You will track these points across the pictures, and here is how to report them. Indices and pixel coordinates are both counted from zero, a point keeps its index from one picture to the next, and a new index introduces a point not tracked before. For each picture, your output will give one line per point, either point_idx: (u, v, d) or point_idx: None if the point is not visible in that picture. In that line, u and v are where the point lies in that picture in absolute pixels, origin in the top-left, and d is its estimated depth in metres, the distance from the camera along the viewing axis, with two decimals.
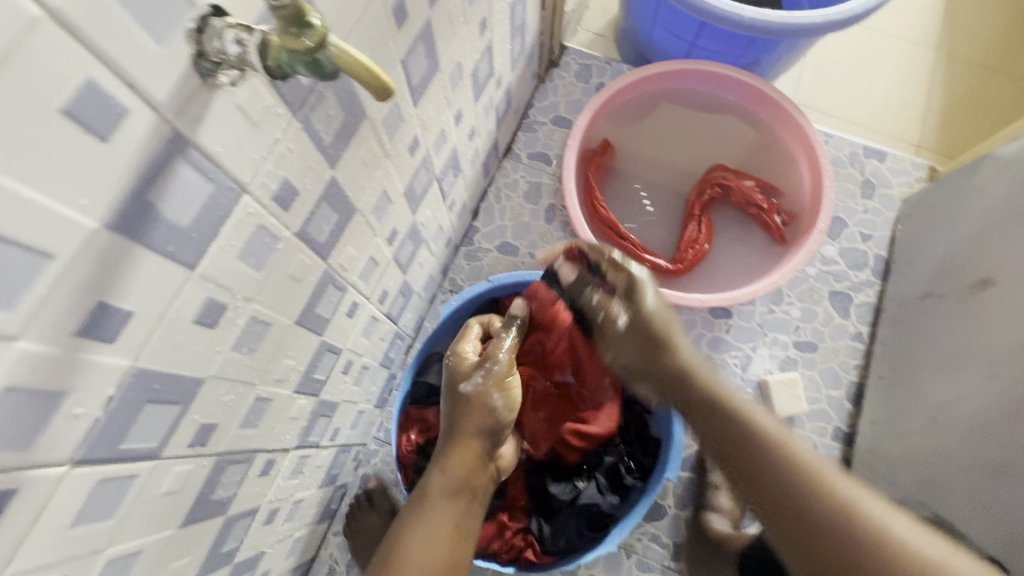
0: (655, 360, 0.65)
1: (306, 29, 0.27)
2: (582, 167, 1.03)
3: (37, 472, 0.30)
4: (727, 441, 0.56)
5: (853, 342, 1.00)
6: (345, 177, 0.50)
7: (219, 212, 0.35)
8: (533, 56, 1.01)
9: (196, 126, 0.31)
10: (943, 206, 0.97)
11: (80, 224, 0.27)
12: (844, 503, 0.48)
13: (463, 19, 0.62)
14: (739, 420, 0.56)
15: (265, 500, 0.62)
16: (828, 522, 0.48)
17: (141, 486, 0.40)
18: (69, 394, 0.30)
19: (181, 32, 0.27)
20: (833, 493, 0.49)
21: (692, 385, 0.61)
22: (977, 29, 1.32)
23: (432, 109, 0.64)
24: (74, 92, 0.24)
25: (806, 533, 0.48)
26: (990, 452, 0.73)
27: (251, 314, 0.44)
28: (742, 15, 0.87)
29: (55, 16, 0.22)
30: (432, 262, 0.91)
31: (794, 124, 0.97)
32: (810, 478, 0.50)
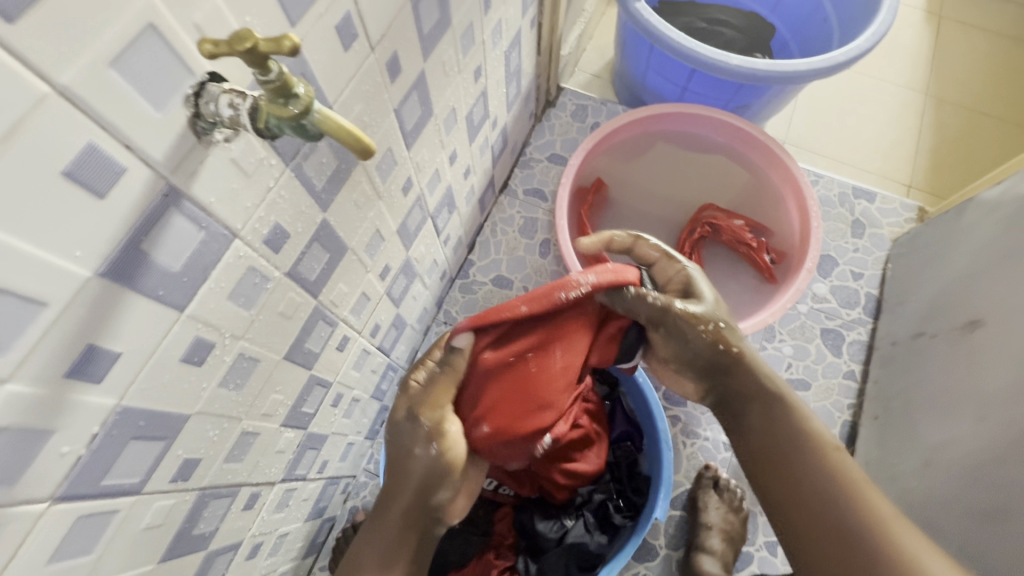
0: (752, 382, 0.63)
1: (292, 98, 0.30)
2: (575, 204, 1.06)
3: (18, 508, 0.31)
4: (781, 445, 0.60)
5: (846, 380, 1.00)
6: (336, 219, 0.52)
7: (211, 256, 0.37)
8: (529, 97, 1.04)
9: (190, 179, 0.33)
10: (931, 247, 0.99)
11: (74, 273, 0.28)
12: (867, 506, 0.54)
13: (457, 69, 0.65)
14: (774, 395, 0.63)
15: (248, 534, 0.62)
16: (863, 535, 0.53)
17: (122, 521, 0.40)
18: (55, 433, 0.31)
19: (179, 97, 0.30)
20: (874, 509, 0.54)
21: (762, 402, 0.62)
22: (962, 74, 1.37)
23: (426, 151, 0.67)
24: (74, 156, 0.26)
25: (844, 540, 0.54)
26: (982, 498, 0.72)
27: (239, 351, 0.45)
28: (730, 63, 0.90)
29: (62, 91, 0.24)
30: (426, 295, 0.93)
31: (782, 166, 1.00)
32: (860, 499, 0.55)
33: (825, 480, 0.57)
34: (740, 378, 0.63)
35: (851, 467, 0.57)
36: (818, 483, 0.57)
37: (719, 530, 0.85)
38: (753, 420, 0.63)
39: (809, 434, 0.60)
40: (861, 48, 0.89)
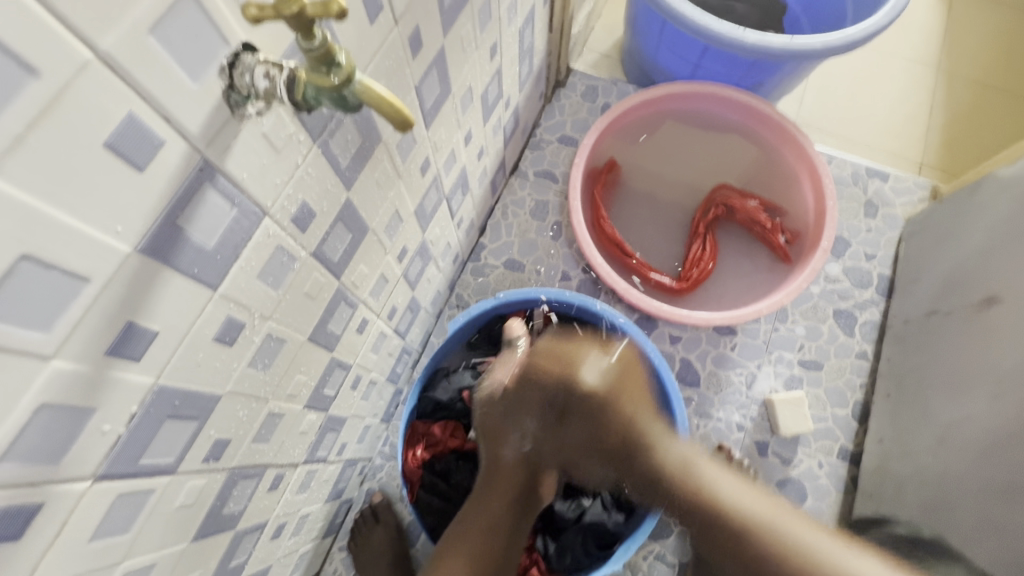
0: (681, 505, 0.62)
1: (334, 67, 0.29)
2: (588, 186, 1.05)
3: (62, 486, 0.31)
4: (714, 544, 0.59)
5: (858, 360, 1.00)
6: (359, 198, 0.51)
7: (243, 234, 0.37)
8: (540, 77, 1.03)
9: (224, 154, 0.32)
10: (945, 225, 0.98)
11: (114, 249, 0.28)
12: (784, 544, 0.55)
13: (474, 45, 0.64)
14: (708, 507, 0.60)
15: (273, 515, 0.63)
16: (767, 559, 0.55)
17: (157, 500, 0.40)
18: (96, 411, 0.31)
19: (215, 67, 0.29)
20: (783, 539, 0.55)
21: (693, 519, 0.61)
22: (975, 51, 1.34)
23: (443, 130, 0.66)
24: (115, 128, 0.25)
25: None
26: (997, 474, 0.73)
27: (267, 331, 0.45)
28: (746, 39, 0.89)
29: (103, 58, 0.23)
30: (439, 278, 0.93)
31: (797, 145, 0.99)
32: (789, 559, 0.54)
33: (723, 523, 0.58)
34: (675, 502, 0.63)
35: (780, 533, 0.56)
36: (710, 530, 0.59)
37: None
38: (647, 468, 0.66)
39: (714, 488, 0.61)
40: (878, 23, 0.87)
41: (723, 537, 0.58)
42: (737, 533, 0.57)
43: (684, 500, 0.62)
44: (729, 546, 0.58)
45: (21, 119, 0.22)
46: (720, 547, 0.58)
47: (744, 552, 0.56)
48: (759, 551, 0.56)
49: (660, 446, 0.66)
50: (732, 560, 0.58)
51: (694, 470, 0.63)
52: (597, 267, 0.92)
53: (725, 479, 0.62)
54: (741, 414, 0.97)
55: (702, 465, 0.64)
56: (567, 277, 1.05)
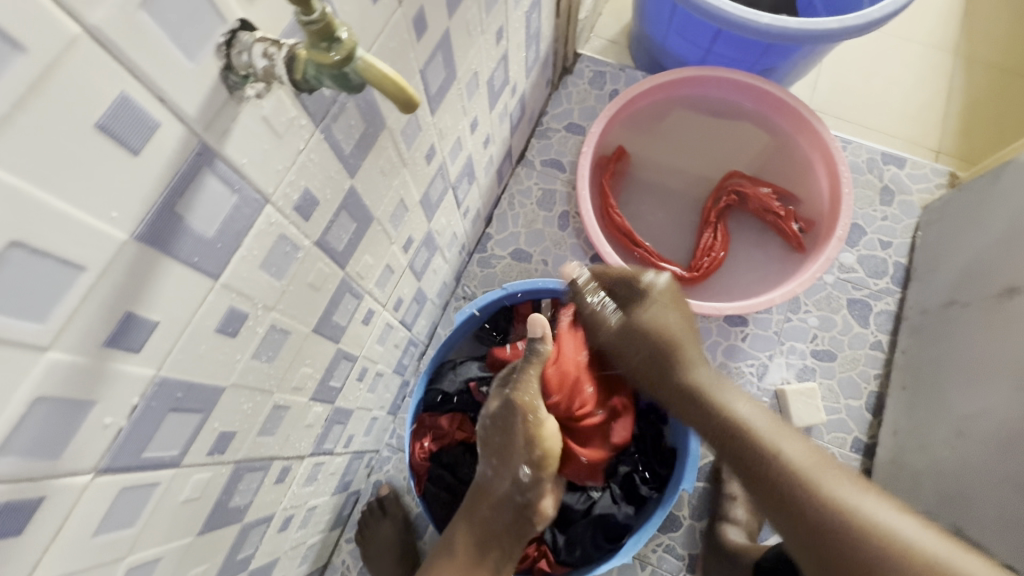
0: (731, 439, 0.56)
1: (335, 43, 0.28)
2: (596, 174, 1.03)
3: (62, 481, 0.30)
4: (749, 476, 0.54)
5: (873, 351, 0.99)
6: (363, 186, 0.50)
7: (244, 222, 0.36)
8: (547, 63, 1.01)
9: (223, 138, 0.31)
10: (965, 213, 0.95)
11: (110, 236, 0.27)
12: (841, 504, 0.49)
13: (480, 28, 0.62)
14: (755, 450, 0.54)
15: (280, 507, 0.62)
16: (827, 517, 0.49)
17: (162, 494, 0.40)
18: (96, 404, 0.30)
19: (211, 46, 0.28)
20: (839, 497, 0.49)
21: (734, 441, 0.56)
22: (996, 34, 1.30)
23: (449, 117, 0.65)
24: (108, 108, 0.24)
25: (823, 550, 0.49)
26: (1018, 467, 0.71)
27: (271, 322, 0.44)
28: (759, 22, 0.86)
29: (92, 33, 0.22)
30: (445, 269, 0.92)
31: (812, 131, 0.96)
32: (831, 504, 0.49)
33: (777, 471, 0.52)
34: (735, 446, 0.55)
35: (844, 489, 0.50)
36: (769, 476, 0.52)
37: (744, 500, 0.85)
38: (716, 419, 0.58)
39: (780, 448, 0.53)
40: (898, 3, 0.84)
41: (759, 461, 0.54)
42: (791, 495, 0.51)
43: (737, 440, 0.56)
44: (783, 483, 0.51)
45: (10, 98, 0.20)
46: (758, 478, 0.53)
47: (800, 495, 0.50)
48: (815, 504, 0.50)
49: (714, 393, 0.59)
50: (790, 504, 0.51)
51: (735, 411, 0.57)
52: (606, 257, 0.91)
53: (792, 439, 0.54)
54: None
55: (769, 429, 0.55)
56: None
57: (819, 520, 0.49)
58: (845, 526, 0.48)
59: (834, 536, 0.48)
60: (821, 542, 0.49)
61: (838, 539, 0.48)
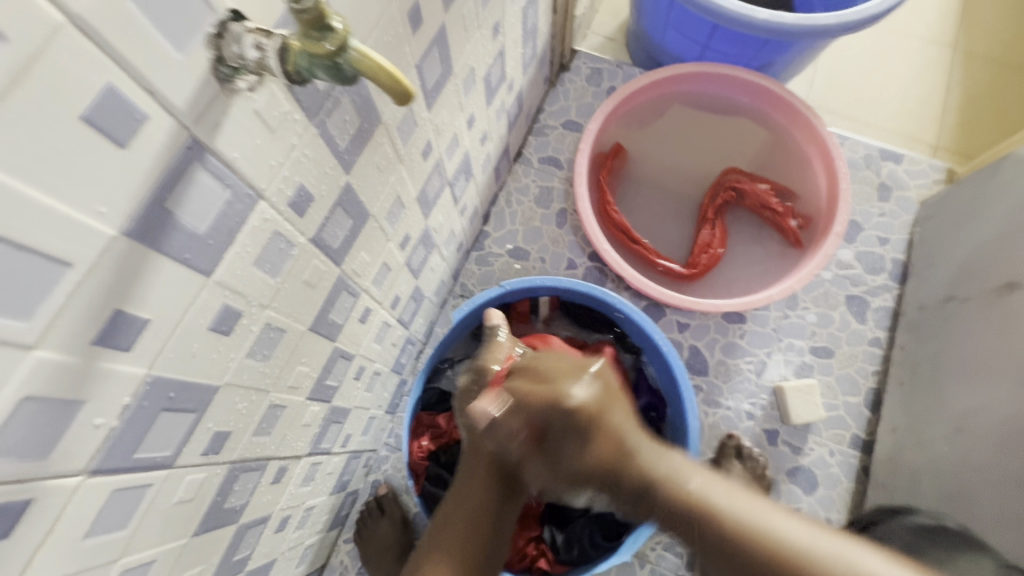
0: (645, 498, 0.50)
1: (327, 33, 0.27)
2: (593, 171, 1.03)
3: (51, 482, 0.30)
4: (698, 545, 0.48)
5: (871, 348, 0.98)
6: (359, 182, 0.50)
7: (237, 219, 0.35)
8: (544, 60, 1.00)
9: (214, 132, 0.30)
10: (963, 208, 0.95)
11: (98, 232, 0.26)
12: (774, 540, 0.46)
13: (476, 23, 0.61)
14: (677, 499, 0.49)
15: (277, 508, 0.62)
16: (754, 562, 0.46)
17: (156, 495, 0.39)
18: (85, 404, 0.30)
19: (201, 37, 0.27)
20: (780, 535, 0.47)
21: (650, 490, 0.50)
22: (992, 29, 1.30)
23: (445, 113, 0.64)
24: (93, 100, 0.24)
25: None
26: (1018, 462, 0.71)
27: (266, 321, 0.44)
28: (756, 17, 0.86)
29: (77, 23, 0.22)
30: (443, 267, 0.91)
31: (809, 127, 0.96)
32: (777, 556, 0.46)
33: (713, 529, 0.48)
34: (630, 483, 0.50)
35: (792, 533, 0.47)
36: (715, 541, 0.48)
37: None
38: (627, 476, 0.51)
39: (714, 498, 0.49)
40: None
41: (676, 505, 0.49)
42: (734, 539, 0.47)
43: (664, 504, 0.49)
44: (693, 523, 0.48)
45: None
46: (681, 532, 0.49)
47: (744, 547, 0.47)
48: (756, 547, 0.46)
49: (644, 455, 0.51)
50: (698, 536, 0.48)
51: (664, 468, 0.51)
52: (603, 254, 0.90)
53: (676, 457, 0.53)
54: (750, 403, 0.95)
55: (722, 495, 0.49)
56: (573, 265, 1.03)
57: (759, 568, 0.46)
58: (748, 557, 0.46)
59: (742, 567, 0.47)
60: None
61: (740, 564, 0.47)
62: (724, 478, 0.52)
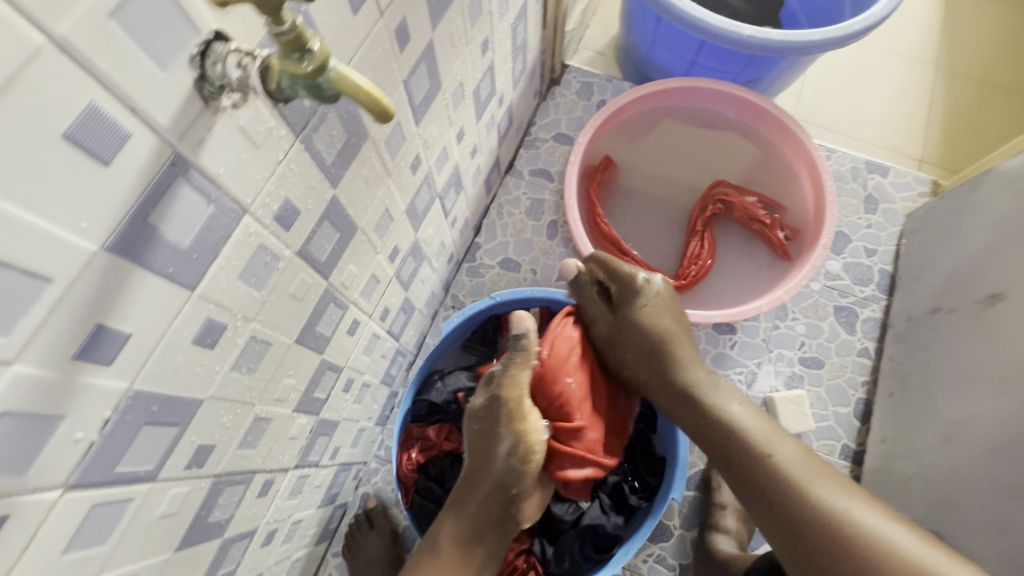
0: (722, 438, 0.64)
1: (307, 54, 0.28)
2: (584, 183, 1.04)
3: (29, 497, 0.30)
4: (745, 475, 0.60)
5: (860, 358, 0.99)
6: (347, 196, 0.50)
7: (221, 233, 0.35)
8: (535, 74, 1.02)
9: (198, 148, 0.31)
10: (948, 220, 0.97)
11: (79, 247, 0.26)
12: (842, 517, 0.53)
13: (465, 40, 0.62)
14: (753, 450, 0.61)
15: (263, 522, 0.61)
16: (807, 517, 0.55)
17: (137, 510, 0.39)
18: (65, 418, 0.30)
19: (184, 56, 0.28)
20: (823, 502, 0.55)
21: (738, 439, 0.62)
22: (974, 46, 1.33)
23: (434, 128, 0.65)
24: (76, 117, 0.24)
25: (819, 550, 0.53)
26: (1005, 473, 0.71)
27: (251, 333, 0.44)
28: (742, 33, 0.87)
29: (58, 43, 0.22)
30: (434, 279, 0.91)
31: (796, 140, 0.98)
32: (815, 507, 0.55)
33: (770, 476, 0.58)
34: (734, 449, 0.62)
35: (853, 511, 0.53)
36: (767, 480, 0.58)
37: (734, 509, 0.85)
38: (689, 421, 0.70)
39: (778, 460, 0.59)
40: (877, 17, 0.86)
41: (779, 474, 0.58)
42: (796, 488, 0.57)
43: (720, 434, 0.64)
44: (786, 496, 0.57)
45: None
46: (755, 488, 0.59)
47: (788, 504, 0.56)
48: (818, 510, 0.54)
49: (750, 429, 0.63)
50: (789, 503, 0.56)
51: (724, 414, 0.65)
52: None
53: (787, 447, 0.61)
54: None
55: (786, 448, 0.60)
56: (564, 276, 1.04)
57: (819, 529, 0.54)
58: (822, 523, 0.54)
59: (813, 537, 0.54)
60: (806, 543, 0.54)
61: (814, 537, 0.54)
62: (790, 443, 0.62)
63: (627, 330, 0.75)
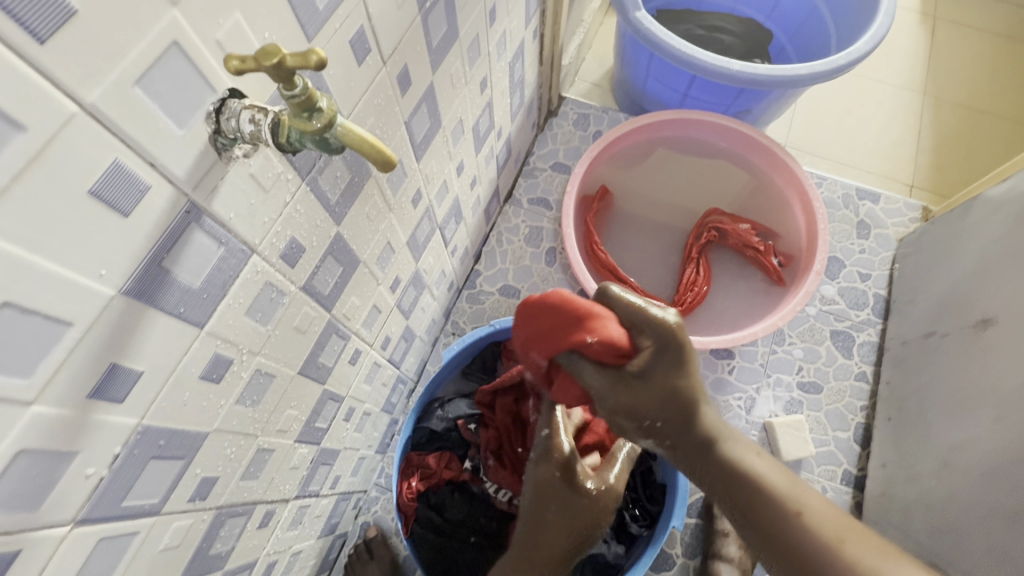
0: (722, 481, 0.58)
1: (315, 112, 0.30)
2: (580, 212, 1.06)
3: (40, 533, 0.30)
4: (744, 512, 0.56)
5: (858, 382, 1.00)
6: (350, 232, 0.52)
7: (230, 272, 0.37)
8: (532, 107, 1.05)
9: (211, 196, 0.33)
10: (939, 246, 0.98)
11: (98, 292, 0.28)
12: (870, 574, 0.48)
13: (464, 80, 0.65)
14: (761, 492, 0.55)
15: (262, 553, 0.61)
16: (827, 565, 0.50)
17: (141, 543, 0.40)
18: (78, 455, 0.31)
19: (201, 114, 0.30)
20: (854, 560, 0.49)
21: (738, 484, 0.57)
22: (960, 76, 1.37)
23: (434, 163, 0.67)
24: (100, 175, 0.26)
25: None
26: (1004, 498, 0.71)
27: (255, 367, 0.45)
28: (731, 68, 0.91)
29: (89, 110, 0.24)
30: (434, 306, 0.93)
31: (787, 169, 1.00)
32: (839, 557, 0.50)
33: (801, 536, 0.52)
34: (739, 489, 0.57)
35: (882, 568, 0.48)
36: (800, 542, 0.52)
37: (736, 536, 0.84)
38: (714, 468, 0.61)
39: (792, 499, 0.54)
40: (860, 52, 0.89)
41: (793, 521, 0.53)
42: (816, 538, 0.51)
43: (750, 494, 0.56)
44: (804, 541, 0.51)
45: (9, 172, 0.22)
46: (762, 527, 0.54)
47: (806, 547, 0.51)
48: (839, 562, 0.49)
49: (757, 472, 0.57)
50: (805, 546, 0.51)
51: (751, 466, 0.57)
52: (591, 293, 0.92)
53: (812, 496, 0.54)
54: None
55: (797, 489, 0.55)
56: None
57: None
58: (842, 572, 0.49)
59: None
60: None
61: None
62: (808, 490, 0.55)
63: (650, 402, 0.56)
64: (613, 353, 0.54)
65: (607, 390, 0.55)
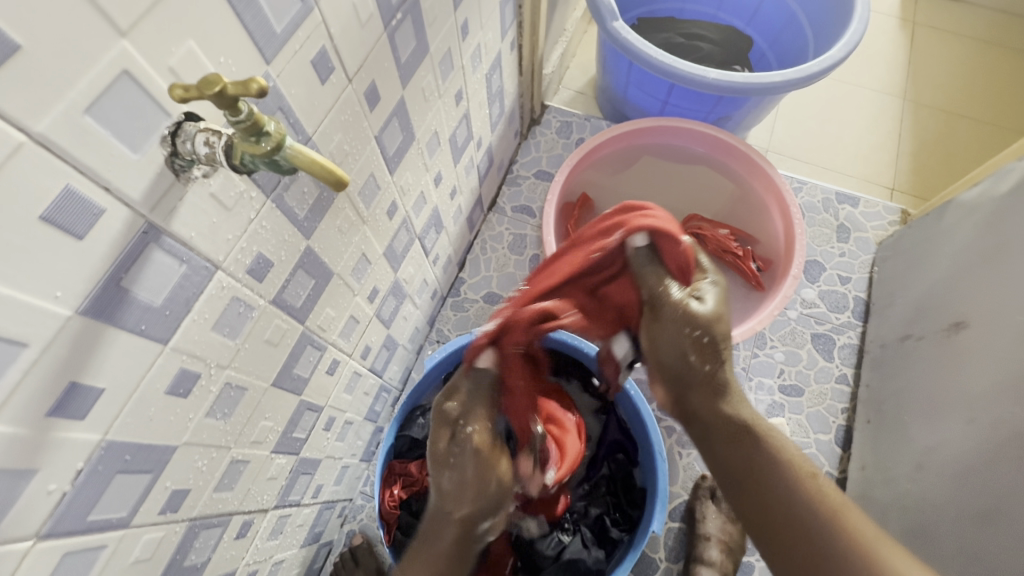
0: (738, 440, 0.62)
1: (263, 136, 0.31)
2: (562, 220, 1.07)
3: (2, 549, 0.31)
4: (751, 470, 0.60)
5: (838, 385, 1.01)
6: (321, 246, 0.53)
7: (193, 289, 0.38)
8: (513, 116, 1.06)
9: (169, 216, 0.34)
10: (916, 250, 1.00)
11: (54, 314, 0.29)
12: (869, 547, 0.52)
13: (437, 93, 0.67)
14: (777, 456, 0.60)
15: (241, 563, 0.62)
16: (829, 531, 0.54)
17: (110, 556, 0.40)
18: (37, 472, 0.32)
19: (155, 137, 0.31)
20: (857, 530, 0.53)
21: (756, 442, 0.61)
22: (939, 80, 1.39)
23: (410, 175, 0.68)
24: (52, 201, 0.27)
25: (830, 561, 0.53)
26: (975, 500, 0.72)
27: (225, 380, 0.46)
28: (707, 76, 0.92)
29: (38, 139, 0.25)
30: (417, 315, 0.93)
31: (764, 175, 1.01)
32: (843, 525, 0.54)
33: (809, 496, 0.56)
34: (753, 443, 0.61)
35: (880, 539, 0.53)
36: (795, 495, 0.57)
37: (717, 541, 0.85)
38: (736, 459, 0.61)
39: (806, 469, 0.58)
40: (834, 58, 0.90)
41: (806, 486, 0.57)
42: (824, 506, 0.55)
43: (760, 451, 0.60)
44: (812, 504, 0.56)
45: None
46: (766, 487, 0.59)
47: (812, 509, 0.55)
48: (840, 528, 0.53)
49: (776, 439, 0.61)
50: (810, 507, 0.56)
51: (768, 430, 0.62)
52: None
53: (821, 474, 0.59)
54: None
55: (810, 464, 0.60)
56: None
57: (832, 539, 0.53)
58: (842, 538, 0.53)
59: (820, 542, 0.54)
60: (814, 552, 0.54)
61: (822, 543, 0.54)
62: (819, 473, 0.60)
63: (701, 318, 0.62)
64: (678, 265, 0.64)
65: (668, 310, 0.62)
